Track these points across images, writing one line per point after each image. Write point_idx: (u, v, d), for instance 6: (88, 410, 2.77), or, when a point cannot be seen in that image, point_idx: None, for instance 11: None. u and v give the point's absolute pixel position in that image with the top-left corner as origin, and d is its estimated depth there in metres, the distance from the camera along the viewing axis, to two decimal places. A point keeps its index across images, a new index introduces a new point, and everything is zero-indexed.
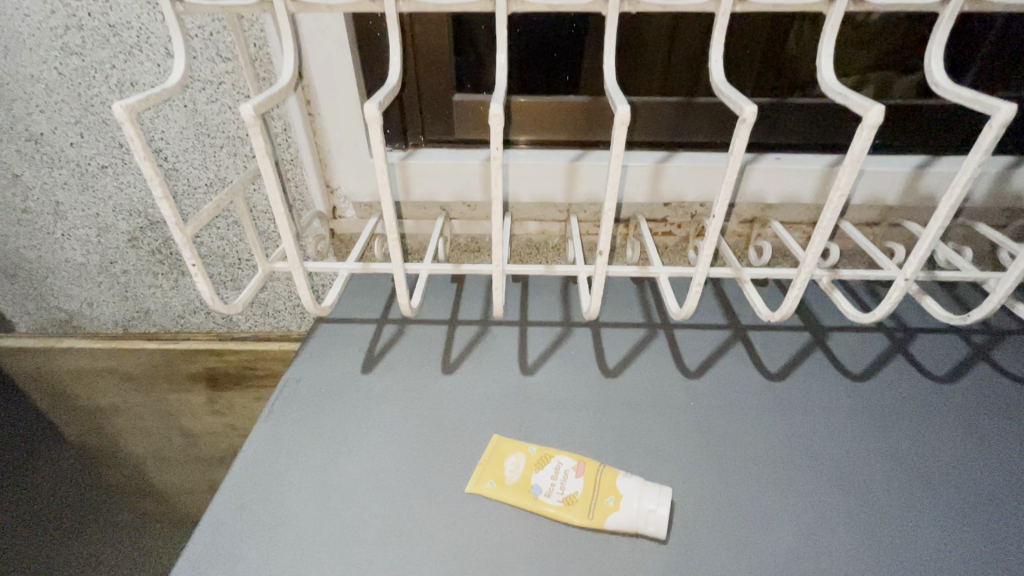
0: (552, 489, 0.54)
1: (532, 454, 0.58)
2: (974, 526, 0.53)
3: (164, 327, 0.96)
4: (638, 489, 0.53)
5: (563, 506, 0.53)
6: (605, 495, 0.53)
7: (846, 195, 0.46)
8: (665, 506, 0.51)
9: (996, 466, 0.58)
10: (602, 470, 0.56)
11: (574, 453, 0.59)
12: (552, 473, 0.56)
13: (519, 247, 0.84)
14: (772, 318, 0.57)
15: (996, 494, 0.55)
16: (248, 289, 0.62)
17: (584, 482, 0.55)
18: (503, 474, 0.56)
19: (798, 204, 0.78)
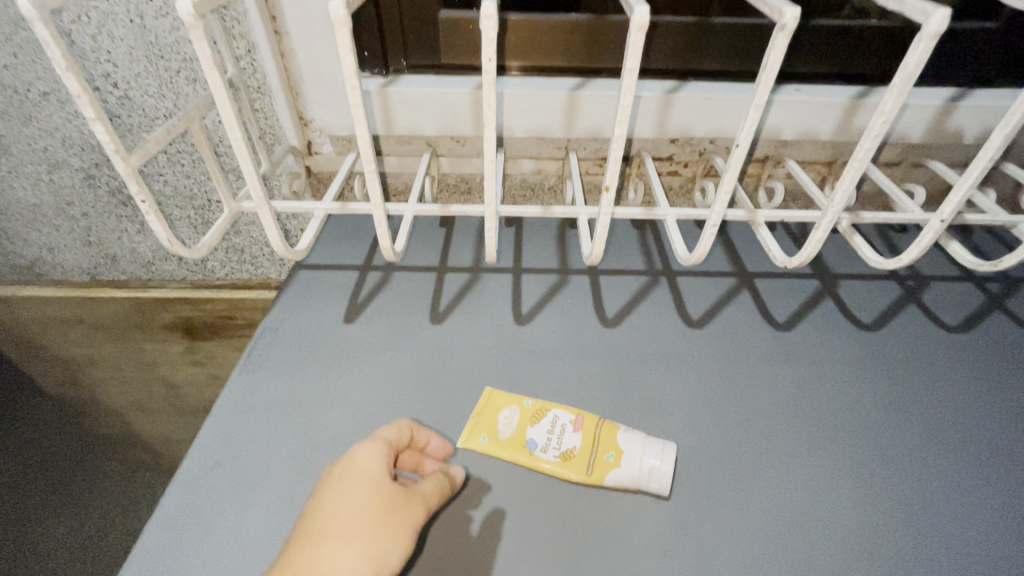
0: (548, 444, 0.52)
1: (528, 406, 0.55)
2: (983, 479, 0.51)
3: (135, 275, 0.90)
4: (641, 443, 0.50)
5: (560, 462, 0.51)
6: (605, 449, 0.51)
7: (891, 118, 0.41)
8: (669, 461, 0.49)
9: (1008, 419, 0.56)
10: (602, 423, 0.53)
11: (571, 406, 0.56)
12: (549, 427, 0.53)
13: (513, 187, 0.78)
14: (787, 265, 0.52)
15: (1006, 447, 0.54)
16: (214, 231, 0.56)
17: (582, 436, 0.52)
18: (495, 430, 0.53)
19: (816, 142, 0.72)
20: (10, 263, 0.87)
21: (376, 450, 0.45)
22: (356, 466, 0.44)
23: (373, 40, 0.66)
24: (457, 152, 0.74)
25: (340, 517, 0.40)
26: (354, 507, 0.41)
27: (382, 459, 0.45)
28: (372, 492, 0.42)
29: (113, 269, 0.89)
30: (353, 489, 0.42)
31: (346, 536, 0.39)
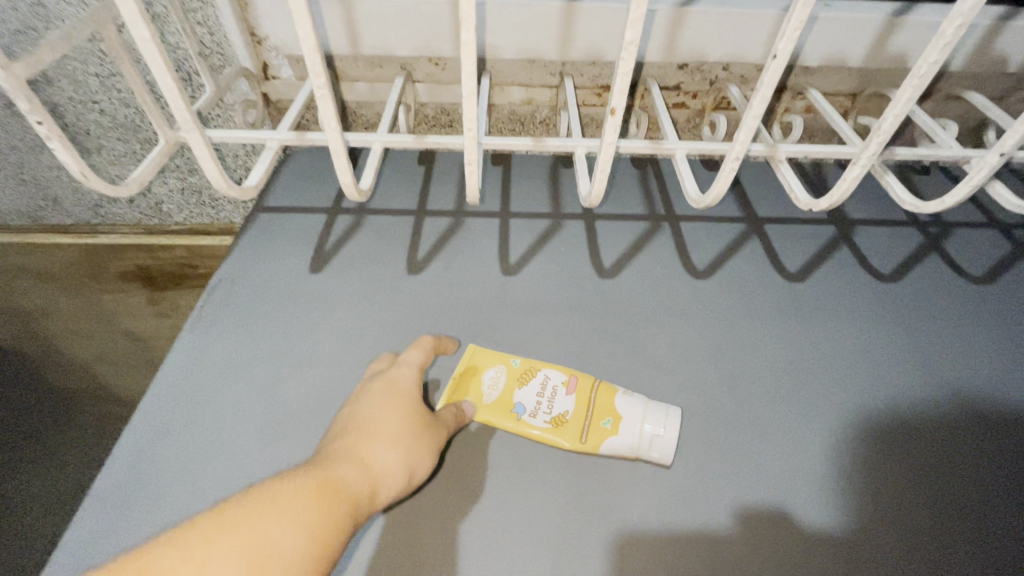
0: (537, 409, 0.47)
1: (514, 366, 0.50)
2: (1005, 441, 0.48)
3: (82, 219, 0.82)
4: (642, 408, 0.46)
5: (550, 428, 0.46)
6: (601, 415, 0.46)
7: (970, 20, 0.32)
8: (673, 429, 0.45)
9: None
10: (598, 384, 0.48)
11: (564, 365, 0.51)
12: (538, 389, 0.48)
13: (501, 120, 0.69)
14: (813, 208, 0.46)
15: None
16: (148, 164, 0.47)
17: (576, 399, 0.47)
18: (479, 393, 0.48)
19: (842, 69, 0.64)
20: None
21: (408, 366, 0.46)
22: (393, 380, 0.45)
23: None
24: (436, 77, 0.65)
25: (382, 418, 0.41)
26: (395, 412, 0.42)
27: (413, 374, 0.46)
28: (411, 401, 0.43)
29: (57, 212, 0.80)
30: (393, 397, 0.43)
31: (389, 435, 0.40)
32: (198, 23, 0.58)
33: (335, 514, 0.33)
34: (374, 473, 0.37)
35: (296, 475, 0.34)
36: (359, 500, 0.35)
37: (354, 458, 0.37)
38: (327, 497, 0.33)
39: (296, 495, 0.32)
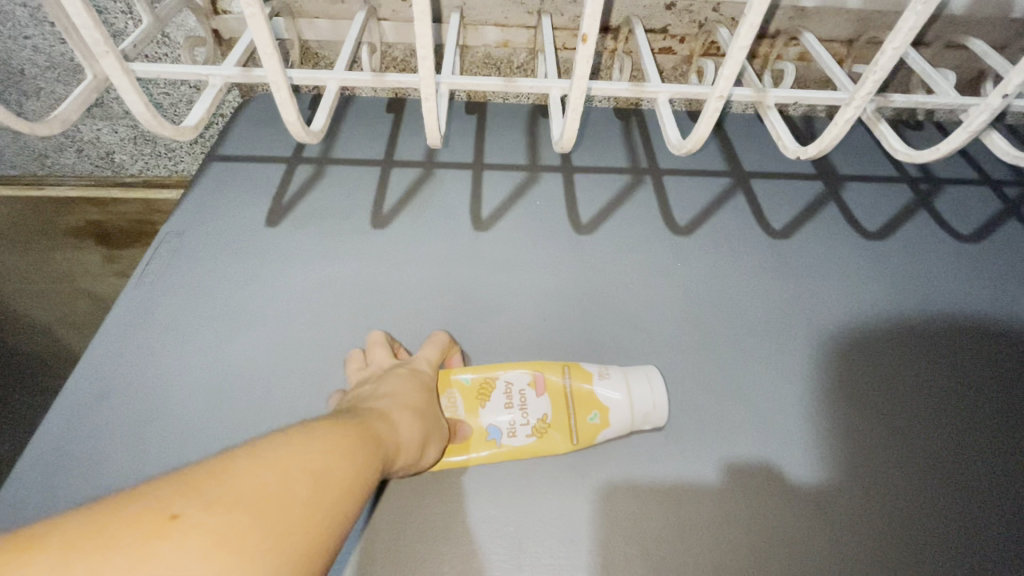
0: (515, 423, 0.43)
1: (470, 384, 0.45)
2: (983, 403, 0.47)
3: (26, 170, 0.76)
4: (625, 389, 0.43)
5: (536, 439, 0.43)
6: (585, 408, 0.43)
7: None
8: (662, 399, 0.43)
9: (1012, 335, 0.51)
10: (569, 375, 0.45)
11: (526, 362, 0.46)
12: (505, 401, 0.44)
13: (474, 64, 0.64)
14: (800, 157, 0.43)
15: (1009, 366, 0.49)
16: (73, 100, 0.43)
17: (551, 402, 0.44)
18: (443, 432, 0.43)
19: (837, 12, 0.60)
20: None
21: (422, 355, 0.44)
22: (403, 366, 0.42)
23: None
24: (403, 14, 0.59)
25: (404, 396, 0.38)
26: (413, 390, 0.39)
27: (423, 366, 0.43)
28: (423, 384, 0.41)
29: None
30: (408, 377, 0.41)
31: (404, 407, 0.37)
32: None
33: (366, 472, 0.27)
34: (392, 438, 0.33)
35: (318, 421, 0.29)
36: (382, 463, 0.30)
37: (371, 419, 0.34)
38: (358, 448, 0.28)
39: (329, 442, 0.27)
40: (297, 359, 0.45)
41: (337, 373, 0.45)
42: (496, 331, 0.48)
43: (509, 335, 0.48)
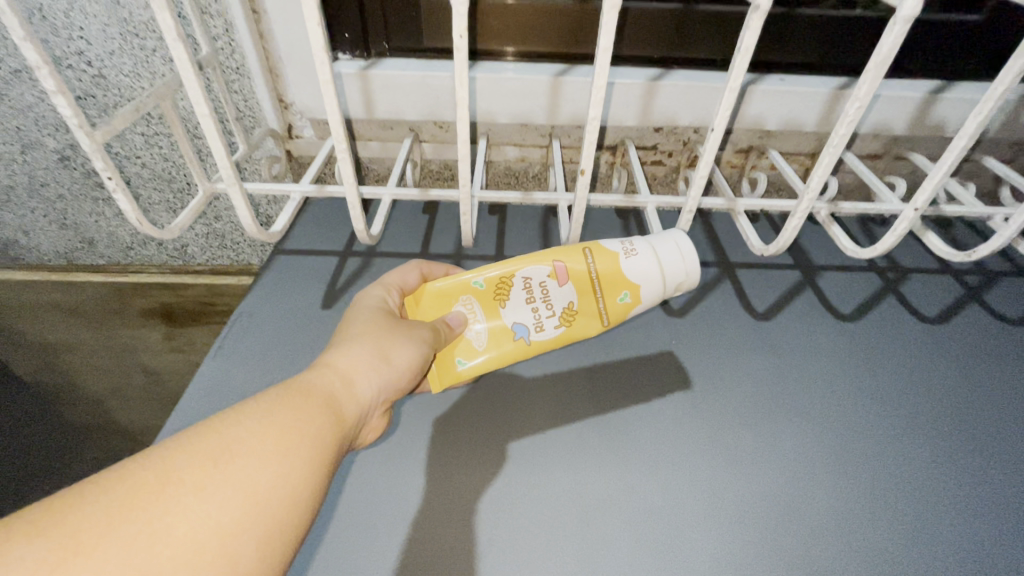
0: (542, 317, 0.52)
1: (483, 288, 0.52)
2: (960, 471, 0.51)
3: (113, 260, 0.90)
4: (656, 260, 0.51)
5: (567, 324, 0.52)
6: (617, 290, 0.52)
7: (866, 104, 0.40)
8: (691, 252, 0.52)
9: (982, 409, 0.56)
10: (590, 257, 0.52)
11: (540, 255, 0.53)
12: (531, 299, 0.52)
13: (497, 174, 0.78)
14: (764, 254, 0.52)
15: (981, 438, 0.54)
16: (187, 212, 0.55)
17: (576, 289, 0.52)
18: (467, 340, 0.52)
19: (799, 134, 0.71)
20: None
21: (391, 282, 0.52)
22: (363, 300, 0.49)
23: (354, 21, 0.65)
24: (440, 138, 0.73)
25: (355, 330, 0.45)
26: (370, 321, 0.46)
27: (395, 294, 0.51)
28: (381, 316, 0.47)
29: (90, 253, 0.89)
30: (368, 316, 0.47)
31: (358, 342, 0.43)
32: (235, 91, 0.66)
33: (313, 453, 0.33)
34: (351, 385, 0.40)
35: (254, 397, 0.35)
36: (339, 422, 0.37)
37: (325, 369, 0.40)
38: (294, 424, 0.34)
39: (257, 432, 0.32)
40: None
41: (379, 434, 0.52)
42: (516, 399, 0.56)
43: (527, 402, 0.55)
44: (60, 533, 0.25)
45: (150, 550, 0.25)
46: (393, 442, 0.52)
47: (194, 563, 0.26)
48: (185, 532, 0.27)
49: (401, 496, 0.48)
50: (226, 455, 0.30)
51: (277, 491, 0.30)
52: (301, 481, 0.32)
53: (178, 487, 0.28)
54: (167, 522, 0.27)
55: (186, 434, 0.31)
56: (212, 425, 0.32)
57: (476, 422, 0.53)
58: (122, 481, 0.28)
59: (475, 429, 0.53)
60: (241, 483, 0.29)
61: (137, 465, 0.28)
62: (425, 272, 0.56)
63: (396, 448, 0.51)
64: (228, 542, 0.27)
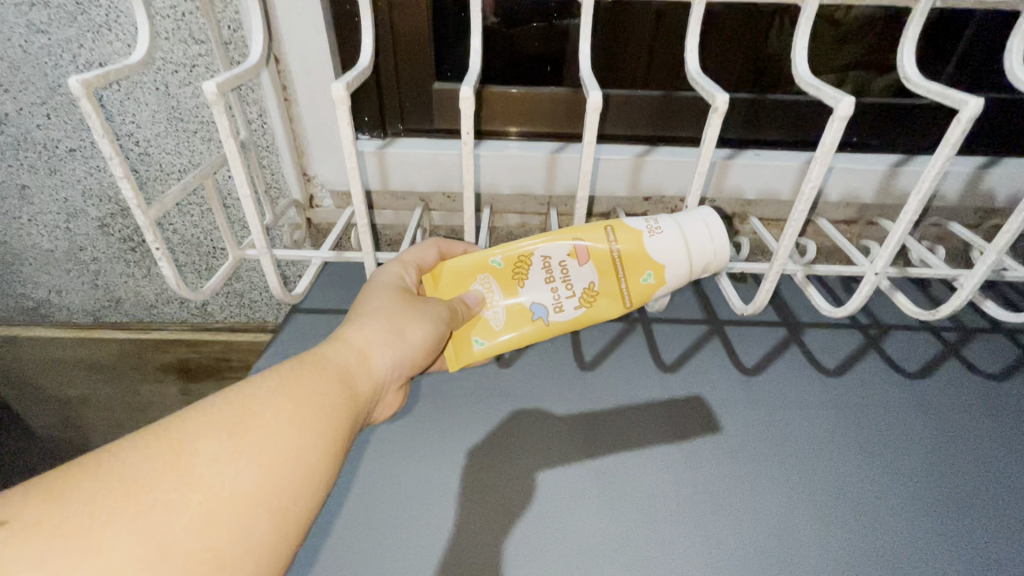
0: (563, 296, 0.57)
1: (503, 267, 0.57)
2: (947, 523, 0.53)
3: (137, 318, 0.95)
4: (682, 241, 0.53)
5: (588, 303, 0.57)
6: (639, 270, 0.55)
7: (819, 185, 0.47)
8: (719, 234, 0.53)
9: (965, 461, 0.59)
10: (611, 237, 0.55)
11: (566, 234, 0.56)
12: (555, 279, 0.57)
13: (500, 239, 0.84)
14: (744, 313, 0.59)
15: (965, 489, 0.56)
16: (218, 277, 0.62)
17: (598, 270, 0.56)
18: (487, 318, 0.57)
19: (777, 202, 0.78)
20: (16, 304, 0.93)
21: (409, 260, 0.56)
22: (382, 275, 0.54)
23: (373, 107, 0.73)
24: (447, 206, 0.80)
25: (369, 309, 0.49)
26: (386, 299, 0.50)
27: (412, 271, 0.56)
28: (396, 293, 0.51)
29: (117, 312, 0.94)
30: (383, 291, 0.51)
31: (371, 322, 0.47)
32: (264, 167, 0.74)
33: (323, 429, 0.37)
34: (364, 361, 0.44)
35: (270, 374, 0.38)
36: (350, 399, 0.41)
37: (341, 347, 0.44)
38: (306, 402, 0.37)
39: (271, 409, 0.36)
40: (358, 472, 0.58)
41: (390, 486, 0.56)
42: (517, 451, 0.59)
43: (526, 454, 0.59)
44: (86, 496, 0.28)
45: (170, 514, 0.29)
46: (402, 493, 0.56)
47: (210, 529, 0.29)
48: (201, 499, 0.30)
49: (410, 545, 0.51)
50: (241, 429, 0.34)
51: (288, 466, 0.34)
52: (311, 457, 0.35)
53: (195, 458, 0.31)
54: (186, 491, 0.30)
55: (203, 410, 0.34)
56: (229, 402, 0.35)
57: (478, 473, 0.57)
58: (146, 449, 0.31)
59: (478, 481, 0.56)
60: (254, 457, 0.33)
61: (158, 436, 0.32)
62: (444, 251, 0.60)
63: (404, 497, 0.55)
64: (241, 511, 0.31)
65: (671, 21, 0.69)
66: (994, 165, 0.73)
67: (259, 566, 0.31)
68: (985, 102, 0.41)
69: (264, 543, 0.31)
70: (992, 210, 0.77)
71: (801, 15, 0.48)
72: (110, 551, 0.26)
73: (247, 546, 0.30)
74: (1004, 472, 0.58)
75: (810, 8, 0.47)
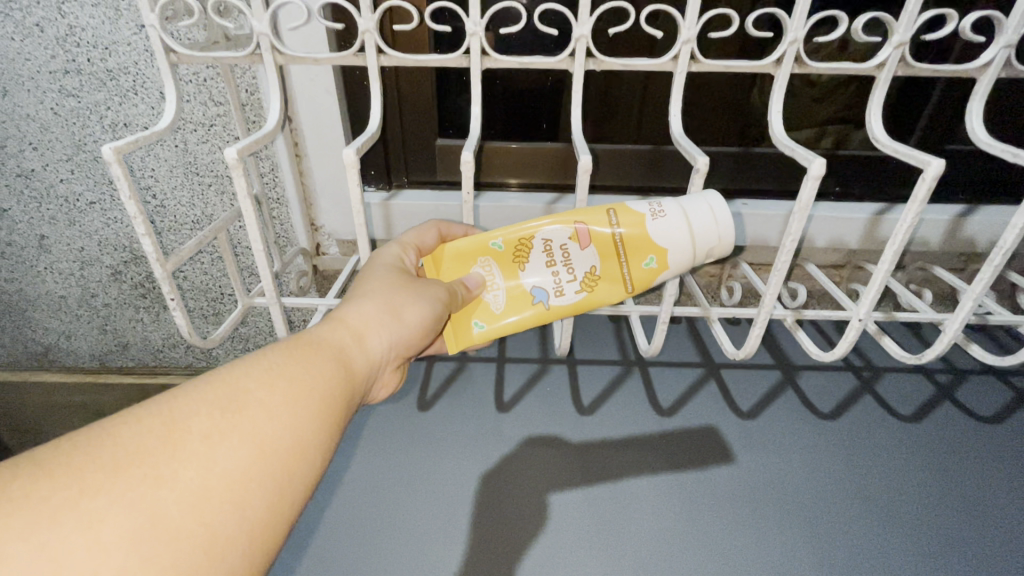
0: (561, 282, 0.51)
1: (502, 250, 0.52)
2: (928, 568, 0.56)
3: (142, 361, 0.97)
4: (687, 224, 0.48)
5: (588, 288, 0.51)
6: (642, 255, 0.49)
7: (798, 237, 0.50)
8: (724, 216, 0.48)
9: (951, 506, 0.61)
10: (613, 219, 0.50)
11: (564, 215, 0.51)
12: (553, 263, 0.51)
13: None
14: (736, 357, 0.61)
15: (951, 535, 0.58)
16: (226, 324, 0.64)
17: (599, 253, 0.50)
18: (485, 302, 0.53)
19: (766, 248, 0.80)
20: (26, 349, 0.94)
21: (409, 241, 0.52)
22: (380, 256, 0.50)
23: (379, 161, 0.77)
24: None
25: (368, 284, 0.46)
26: (385, 277, 0.47)
27: (412, 253, 0.52)
28: (395, 272, 0.47)
29: (123, 356, 0.96)
30: (382, 270, 0.47)
31: (369, 298, 0.44)
32: (273, 218, 0.76)
33: (319, 409, 0.34)
34: (361, 340, 0.41)
35: (262, 351, 0.35)
36: (348, 378, 0.38)
37: (336, 324, 0.41)
38: (302, 378, 0.35)
39: (264, 386, 0.33)
40: (365, 520, 0.61)
41: (396, 535, 0.59)
42: (520, 487, 0.63)
43: (528, 501, 0.62)
44: (72, 472, 0.26)
45: (159, 491, 0.26)
46: (410, 542, 0.59)
47: (202, 507, 0.27)
48: (191, 477, 0.28)
49: None
50: (233, 407, 0.31)
51: (284, 444, 0.31)
52: (307, 434, 0.33)
53: (185, 435, 0.29)
54: (175, 468, 0.27)
55: (192, 386, 0.31)
56: (219, 378, 0.32)
57: (479, 517, 0.61)
58: (131, 427, 0.28)
59: (481, 525, 0.60)
60: (247, 434, 0.30)
61: (144, 413, 0.29)
62: (444, 232, 0.56)
63: (412, 541, 0.59)
64: (234, 490, 0.28)
65: (658, 83, 0.74)
66: (973, 212, 0.76)
67: (255, 544, 0.29)
68: (946, 162, 0.44)
69: (259, 522, 0.29)
70: (975, 254, 0.79)
71: (775, 82, 0.52)
72: (98, 529, 0.24)
73: (241, 525, 0.28)
74: (989, 516, 0.60)
75: (783, 76, 0.51)
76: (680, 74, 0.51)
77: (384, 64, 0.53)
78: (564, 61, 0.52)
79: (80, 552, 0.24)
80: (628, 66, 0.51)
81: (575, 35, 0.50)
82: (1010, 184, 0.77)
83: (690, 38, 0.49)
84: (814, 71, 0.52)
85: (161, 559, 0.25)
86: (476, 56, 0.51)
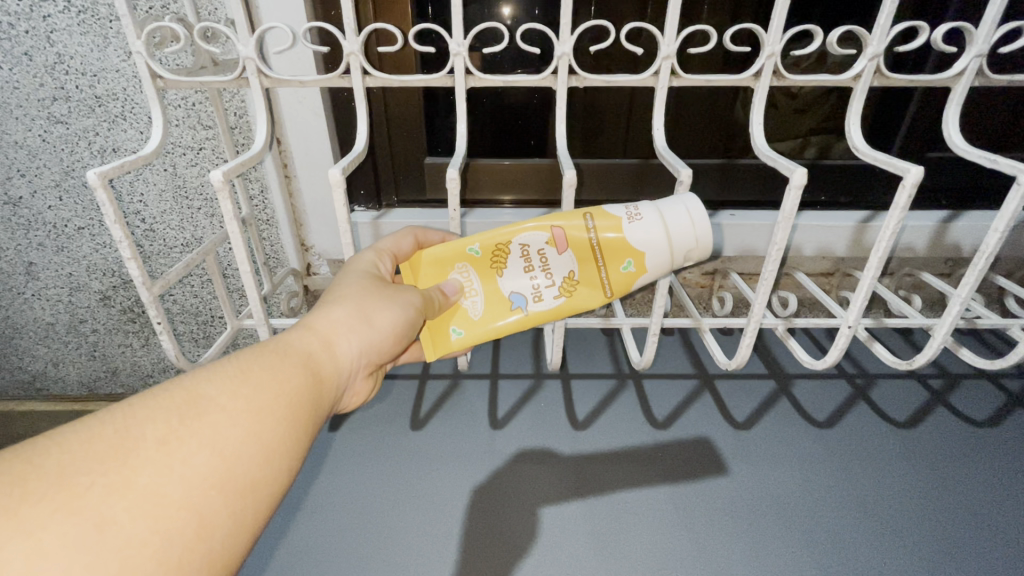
0: (538, 289, 0.52)
1: (479, 255, 0.52)
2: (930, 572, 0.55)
3: (131, 388, 0.96)
4: (665, 228, 0.48)
5: (565, 294, 0.51)
6: (620, 259, 0.49)
7: (784, 248, 0.50)
8: (699, 222, 0.48)
9: (951, 511, 0.61)
10: (590, 224, 0.50)
11: (541, 219, 0.51)
12: (531, 269, 0.52)
13: None
14: (729, 366, 0.60)
15: (951, 538, 0.58)
16: (214, 348, 0.63)
17: (577, 257, 0.51)
18: (463, 308, 0.52)
19: (753, 257, 0.81)
20: (13, 377, 0.93)
21: (384, 248, 0.52)
22: (354, 262, 0.49)
23: (369, 181, 0.78)
24: None
25: (337, 291, 0.45)
26: (354, 283, 0.46)
27: (387, 260, 0.52)
28: (368, 279, 0.47)
29: (112, 382, 0.95)
30: (354, 278, 0.47)
31: (339, 304, 0.43)
32: (264, 239, 0.76)
33: (284, 415, 0.33)
34: (331, 346, 0.40)
35: (224, 357, 0.34)
36: (316, 383, 0.37)
37: (305, 332, 0.40)
38: (266, 383, 0.34)
39: (226, 392, 0.32)
40: (356, 541, 0.59)
41: (389, 554, 0.58)
42: (516, 500, 0.62)
43: (524, 515, 0.61)
44: (12, 480, 0.24)
45: (108, 497, 0.25)
46: (402, 560, 0.57)
47: (156, 513, 0.26)
48: (145, 483, 0.26)
49: None
50: (193, 412, 0.30)
51: (247, 450, 0.30)
52: (272, 440, 0.32)
53: (140, 440, 0.28)
54: (127, 475, 0.26)
55: (149, 394, 0.30)
56: (177, 385, 0.31)
57: (473, 531, 0.60)
58: (81, 434, 0.27)
59: (477, 539, 0.59)
60: (208, 439, 0.29)
61: (94, 420, 0.28)
62: (420, 237, 0.57)
63: (405, 558, 0.57)
64: (194, 495, 0.27)
65: (643, 100, 0.76)
66: (956, 218, 0.77)
67: (219, 553, 0.28)
68: (924, 170, 0.45)
69: (222, 530, 0.28)
70: (961, 259, 0.80)
71: (754, 96, 0.53)
72: (38, 536, 0.23)
73: (201, 532, 0.27)
74: (987, 519, 0.60)
75: (761, 90, 0.52)
76: (660, 90, 0.52)
77: (370, 85, 0.53)
78: (547, 79, 0.53)
79: (17, 561, 0.22)
80: (610, 82, 0.51)
81: (557, 54, 0.51)
82: (988, 190, 0.79)
83: (669, 54, 0.50)
84: (793, 83, 0.52)
85: (109, 566, 0.23)
86: (460, 75, 0.52)
